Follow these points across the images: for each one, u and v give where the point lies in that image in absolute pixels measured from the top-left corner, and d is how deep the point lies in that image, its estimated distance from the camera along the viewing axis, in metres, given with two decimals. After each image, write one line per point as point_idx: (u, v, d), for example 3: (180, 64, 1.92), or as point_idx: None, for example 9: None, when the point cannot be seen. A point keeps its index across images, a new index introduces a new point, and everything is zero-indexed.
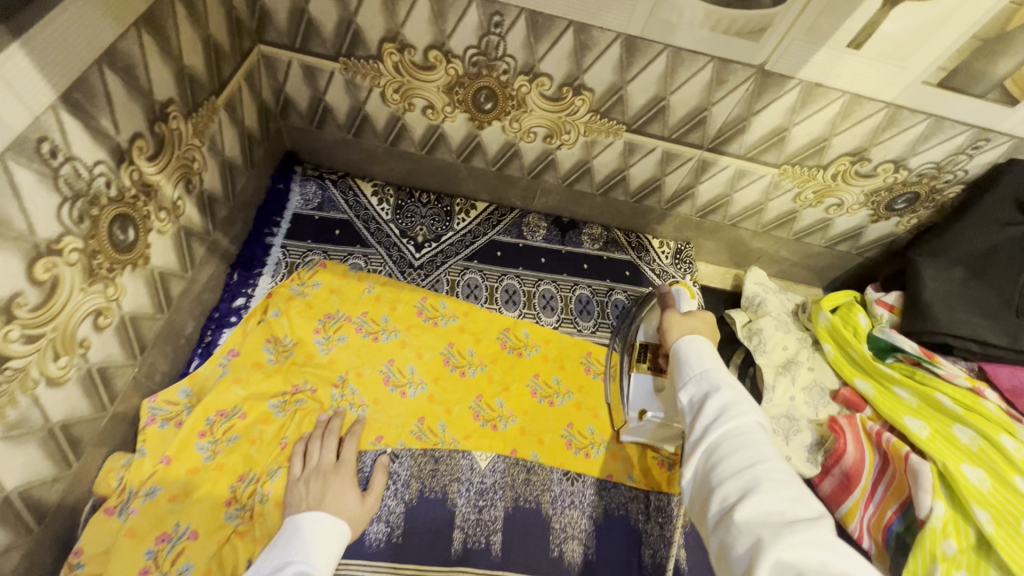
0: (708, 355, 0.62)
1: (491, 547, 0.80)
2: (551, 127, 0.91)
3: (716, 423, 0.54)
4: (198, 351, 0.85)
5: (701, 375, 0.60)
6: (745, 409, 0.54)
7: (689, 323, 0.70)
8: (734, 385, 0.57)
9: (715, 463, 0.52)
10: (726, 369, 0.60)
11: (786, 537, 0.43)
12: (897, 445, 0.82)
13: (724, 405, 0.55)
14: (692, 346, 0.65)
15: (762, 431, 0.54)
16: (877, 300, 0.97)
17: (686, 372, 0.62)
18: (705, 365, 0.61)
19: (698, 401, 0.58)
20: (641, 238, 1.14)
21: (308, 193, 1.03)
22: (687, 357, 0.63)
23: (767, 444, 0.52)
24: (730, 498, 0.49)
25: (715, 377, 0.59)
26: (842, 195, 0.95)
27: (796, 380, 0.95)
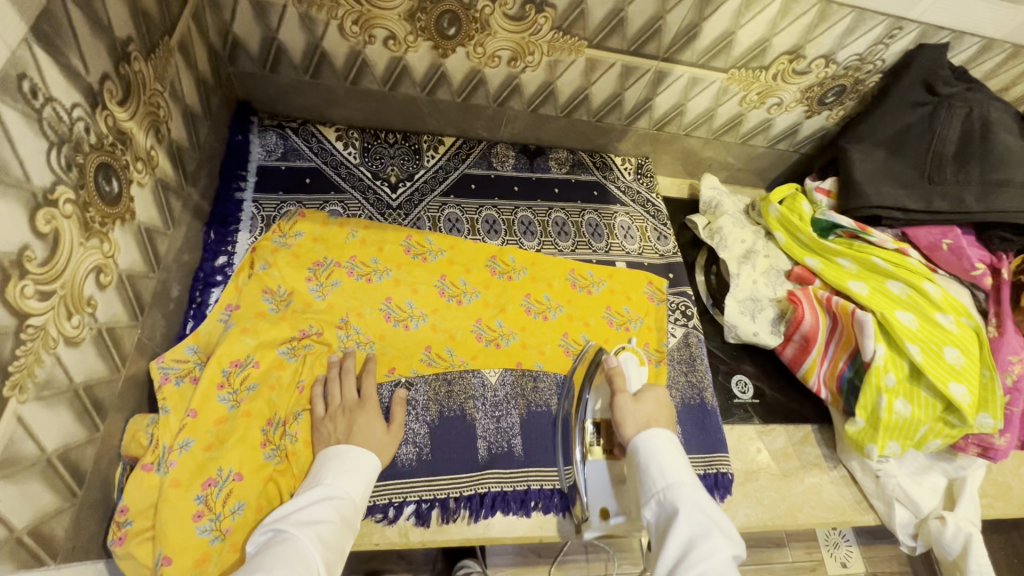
0: (676, 466, 0.69)
1: (514, 449, 0.87)
2: (515, 49, 0.92)
3: (680, 565, 0.59)
4: (191, 312, 0.82)
5: (666, 492, 0.67)
6: (709, 548, 0.59)
7: (644, 408, 0.78)
8: (696, 516, 0.62)
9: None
10: (690, 488, 0.66)
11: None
12: (844, 306, 0.95)
13: (690, 534, 0.61)
14: (657, 447, 0.72)
15: (730, 569, 0.58)
16: (816, 188, 1.08)
17: (650, 488, 0.69)
18: (669, 481, 0.67)
19: (663, 528, 0.64)
20: (604, 158, 1.19)
21: (269, 143, 0.99)
22: (651, 468, 0.70)
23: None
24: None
25: (678, 500, 0.65)
26: (781, 94, 1.05)
27: (756, 267, 1.06)
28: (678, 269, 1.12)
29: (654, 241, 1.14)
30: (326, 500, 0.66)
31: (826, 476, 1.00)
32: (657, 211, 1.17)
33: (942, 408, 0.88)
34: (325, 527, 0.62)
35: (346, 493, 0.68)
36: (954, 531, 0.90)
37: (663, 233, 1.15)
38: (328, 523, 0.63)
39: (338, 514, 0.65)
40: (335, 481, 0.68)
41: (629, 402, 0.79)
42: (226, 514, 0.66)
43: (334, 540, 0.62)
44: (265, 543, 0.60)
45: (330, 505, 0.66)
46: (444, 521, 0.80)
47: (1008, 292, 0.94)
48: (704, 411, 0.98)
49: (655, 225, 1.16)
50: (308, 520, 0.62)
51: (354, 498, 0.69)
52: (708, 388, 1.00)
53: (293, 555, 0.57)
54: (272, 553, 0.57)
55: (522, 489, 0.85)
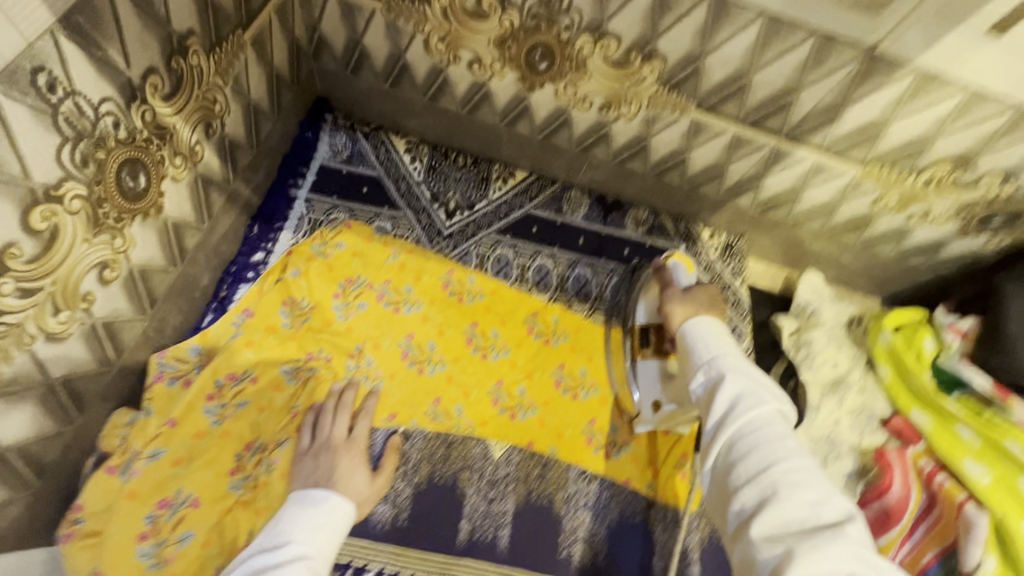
0: (721, 341, 0.62)
1: (498, 541, 0.77)
2: (610, 96, 0.81)
3: (729, 419, 0.55)
4: (212, 306, 0.80)
5: (710, 362, 0.60)
6: (757, 404, 0.54)
7: (693, 300, 0.72)
8: (744, 377, 0.57)
9: (731, 460, 0.53)
10: (736, 358, 0.60)
11: (807, 554, 0.43)
12: (952, 491, 0.75)
13: (738, 394, 0.56)
14: (699, 331, 0.65)
15: (780, 423, 0.54)
16: (949, 324, 0.85)
17: (694, 360, 0.62)
18: (714, 352, 0.61)
19: (708, 394, 0.58)
20: (691, 227, 1.03)
21: (337, 144, 0.96)
22: (694, 345, 0.64)
23: (781, 439, 0.52)
24: (747, 506, 0.49)
25: (723, 366, 0.59)
26: (930, 204, 0.84)
27: (843, 403, 0.87)
28: None
29: None
30: (299, 561, 0.56)
31: None
32: (739, 300, 1.00)
33: None
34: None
35: (319, 552, 0.59)
36: None
37: (739, 328, 0.98)
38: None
39: (314, 574, 0.56)
40: (307, 537, 0.59)
41: (677, 294, 0.74)
42: (172, 540, 0.62)
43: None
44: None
45: (303, 566, 0.56)
46: None
47: None
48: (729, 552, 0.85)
49: (731, 317, 0.99)
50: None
51: (325, 556, 0.60)
52: None
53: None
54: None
55: None
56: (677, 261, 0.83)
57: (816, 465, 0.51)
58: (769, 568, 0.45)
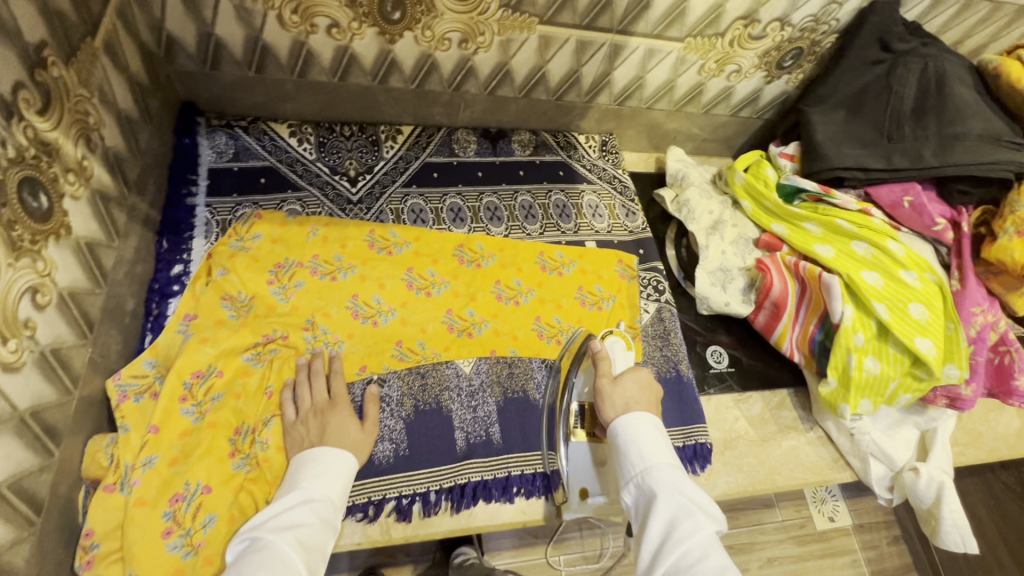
0: (656, 449, 0.69)
1: (492, 437, 0.87)
2: (464, 30, 0.89)
3: (664, 549, 0.60)
4: (150, 325, 0.80)
5: (642, 475, 0.67)
6: (688, 526, 0.60)
7: (623, 388, 0.76)
8: (676, 497, 0.63)
9: None
10: (668, 471, 0.66)
11: None
12: (812, 269, 0.95)
13: (668, 515, 0.62)
14: (634, 430, 0.70)
15: (709, 538, 0.60)
16: (780, 153, 1.08)
17: (628, 471, 0.68)
18: (645, 462, 0.67)
19: (644, 512, 0.64)
20: (568, 137, 1.17)
21: (219, 144, 0.95)
22: (629, 451, 0.69)
23: (710, 557, 0.57)
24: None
25: (656, 485, 0.65)
26: (740, 60, 1.03)
27: (725, 237, 1.06)
28: (648, 245, 1.11)
29: (623, 218, 1.13)
30: (303, 504, 0.65)
31: (803, 437, 1.02)
32: (625, 187, 1.16)
33: (910, 363, 0.89)
34: (303, 530, 0.62)
35: (325, 495, 0.67)
36: (927, 481, 0.91)
37: (632, 209, 1.14)
38: (307, 525, 0.63)
39: (317, 516, 0.65)
40: (311, 484, 0.67)
41: (608, 385, 0.76)
42: (197, 528, 0.65)
43: (314, 543, 0.62)
44: (243, 551, 0.60)
45: (306, 508, 0.65)
46: (426, 515, 0.80)
47: (969, 243, 0.94)
48: (680, 383, 0.99)
49: (623, 202, 1.15)
50: (285, 526, 0.62)
51: (333, 498, 0.67)
52: (684, 359, 1.01)
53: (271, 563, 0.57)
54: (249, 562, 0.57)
55: (503, 476, 0.85)
56: (614, 340, 0.89)
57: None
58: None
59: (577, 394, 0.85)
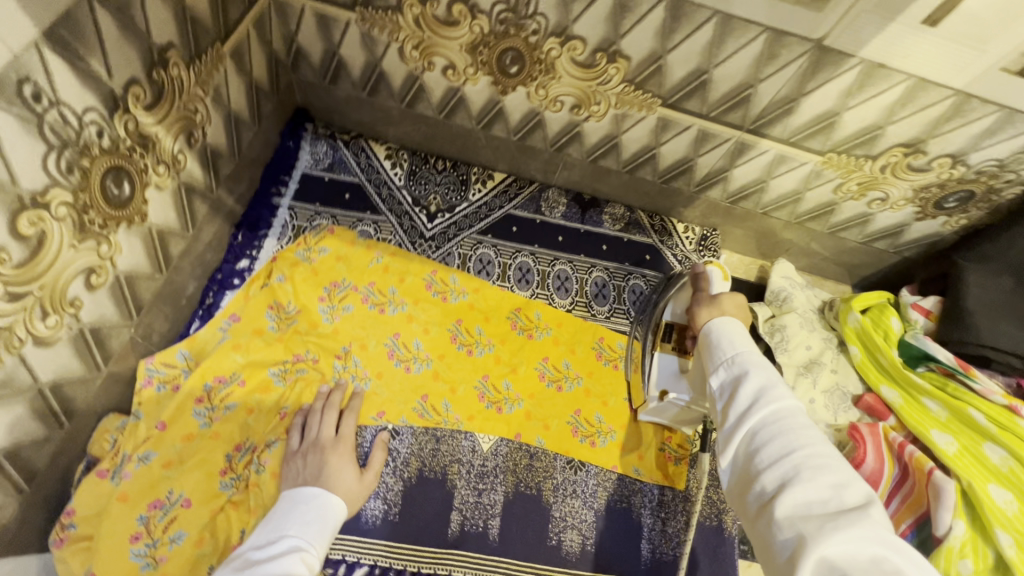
0: (745, 339, 0.60)
1: (488, 531, 0.79)
2: (580, 96, 0.84)
3: (756, 414, 0.51)
4: (199, 313, 0.82)
5: (733, 358, 0.57)
6: (787, 397, 0.51)
7: (719, 304, 0.69)
8: (772, 370, 0.54)
9: (754, 449, 0.50)
10: (761, 354, 0.57)
11: (830, 534, 0.41)
12: (921, 460, 0.78)
13: (761, 389, 0.53)
14: (724, 329, 0.62)
15: (805, 414, 0.51)
16: (913, 304, 0.90)
17: (717, 356, 0.59)
18: (739, 348, 0.58)
19: (728, 389, 0.55)
20: (665, 221, 1.07)
21: (318, 153, 0.98)
22: (720, 341, 0.60)
23: (807, 429, 0.49)
24: (769, 488, 0.47)
25: (749, 361, 0.56)
26: (888, 189, 0.88)
27: (817, 383, 0.90)
28: None
29: None
30: (295, 552, 0.58)
31: None
32: None
33: None
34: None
35: (313, 545, 0.62)
36: None
37: None
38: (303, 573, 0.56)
39: (307, 567, 0.58)
40: (301, 532, 0.62)
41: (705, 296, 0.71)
42: (165, 541, 0.63)
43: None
44: None
45: (298, 557, 0.58)
46: None
47: None
48: (720, 536, 0.87)
49: None
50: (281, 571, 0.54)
51: (319, 550, 0.62)
52: (730, 511, 0.87)
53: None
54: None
55: None
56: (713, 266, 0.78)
57: (840, 457, 0.48)
58: (789, 553, 0.43)
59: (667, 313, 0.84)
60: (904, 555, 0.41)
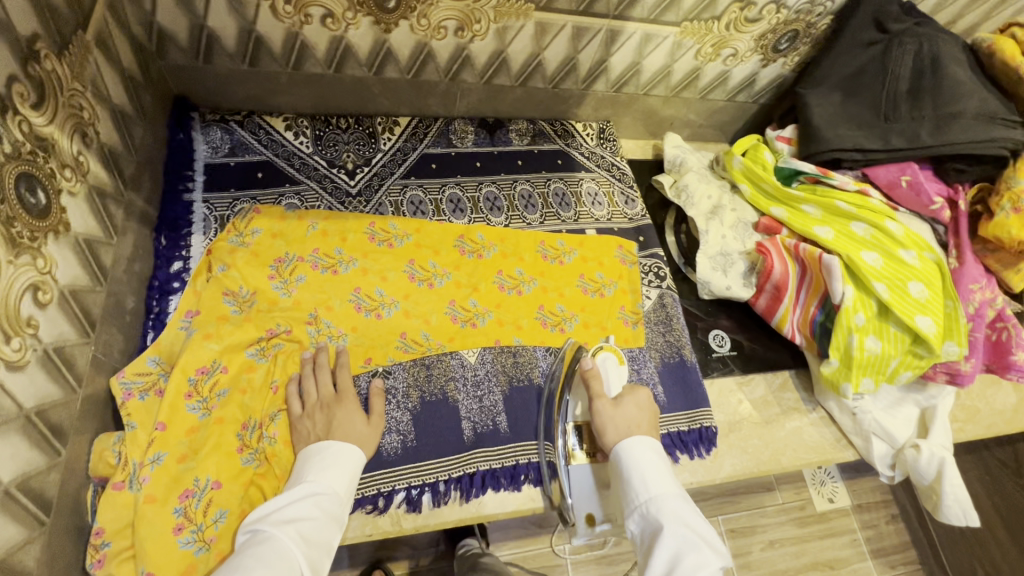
0: (658, 477, 0.70)
1: (499, 426, 0.87)
2: (460, 18, 0.89)
3: None
4: (151, 323, 0.79)
5: (647, 506, 0.68)
6: (694, 562, 0.61)
7: (624, 412, 0.79)
8: (680, 530, 0.64)
9: None
10: (671, 501, 0.67)
11: None
12: (812, 251, 0.95)
13: (673, 551, 0.62)
14: (637, 456, 0.73)
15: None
16: (778, 137, 1.08)
17: (633, 502, 0.69)
18: (650, 494, 0.68)
19: (647, 543, 0.65)
20: (565, 125, 1.16)
21: (214, 140, 0.94)
22: (633, 479, 0.71)
23: None
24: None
25: (661, 515, 0.66)
26: (736, 44, 1.03)
27: (724, 222, 1.06)
28: (648, 232, 1.11)
29: (622, 205, 1.13)
30: (308, 499, 0.64)
31: (806, 418, 1.03)
32: (623, 175, 1.16)
33: (910, 341, 0.91)
34: (307, 525, 0.61)
35: (331, 489, 0.66)
36: (929, 457, 0.92)
37: (631, 196, 1.14)
38: (311, 521, 0.62)
39: (321, 510, 0.64)
40: (318, 477, 0.67)
41: (608, 407, 0.79)
42: (209, 523, 0.64)
43: (318, 538, 0.61)
44: (245, 543, 0.59)
45: (313, 502, 0.64)
46: (436, 505, 0.80)
47: (966, 222, 0.96)
48: (684, 368, 1.00)
49: (621, 189, 1.15)
50: (290, 519, 0.61)
51: (337, 492, 0.67)
52: (687, 345, 1.01)
53: (272, 554, 0.56)
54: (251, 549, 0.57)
55: (511, 464, 0.85)
56: (604, 355, 0.91)
57: None
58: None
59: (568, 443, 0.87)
60: None
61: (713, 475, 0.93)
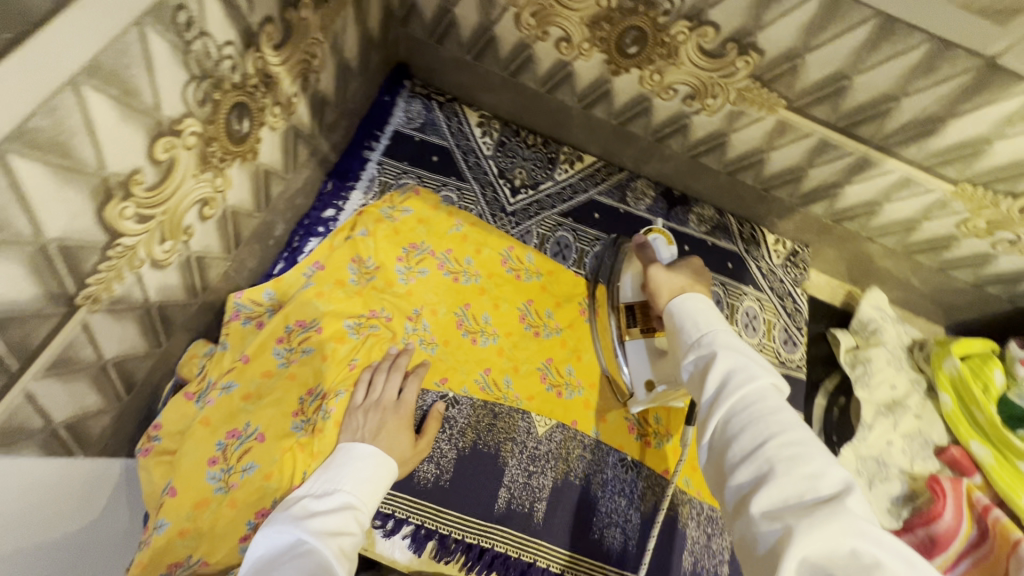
0: (709, 316, 0.56)
1: (534, 513, 0.78)
2: (696, 86, 0.80)
3: (722, 394, 0.48)
4: (285, 255, 0.84)
5: (701, 339, 0.54)
6: (751, 379, 0.48)
7: (677, 277, 0.64)
8: (738, 355, 0.50)
9: (727, 437, 0.46)
10: (728, 332, 0.53)
11: (806, 531, 0.37)
12: (1007, 527, 0.72)
13: (729, 372, 0.49)
14: (687, 306, 0.59)
15: (776, 397, 0.47)
16: (1022, 359, 0.84)
17: (684, 339, 0.56)
18: (704, 330, 0.55)
19: (700, 371, 0.52)
20: (755, 230, 1.02)
21: (412, 111, 0.98)
22: (684, 321, 0.57)
23: (778, 413, 0.46)
24: (746, 483, 0.43)
25: (716, 342, 0.52)
26: (1021, 231, 0.80)
27: (898, 426, 0.85)
28: (795, 386, 0.94)
29: (778, 343, 0.96)
30: (346, 512, 0.57)
31: None
32: (796, 309, 0.99)
33: None
34: (346, 539, 0.55)
35: (366, 505, 0.61)
36: None
37: (794, 337, 0.97)
38: (349, 535, 0.56)
39: (357, 526, 0.58)
40: (356, 489, 0.61)
41: (662, 274, 0.65)
42: (237, 470, 0.65)
43: (353, 555, 0.55)
44: (280, 548, 0.51)
45: (349, 517, 0.58)
46: (436, 558, 0.74)
47: None
48: None
49: (786, 325, 0.98)
50: (329, 529, 0.54)
51: (370, 511, 0.61)
52: None
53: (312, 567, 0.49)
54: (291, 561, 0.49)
55: (526, 560, 0.76)
56: (657, 234, 0.76)
57: (818, 441, 0.44)
58: (769, 545, 0.39)
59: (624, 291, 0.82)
60: (887, 550, 0.36)
61: None
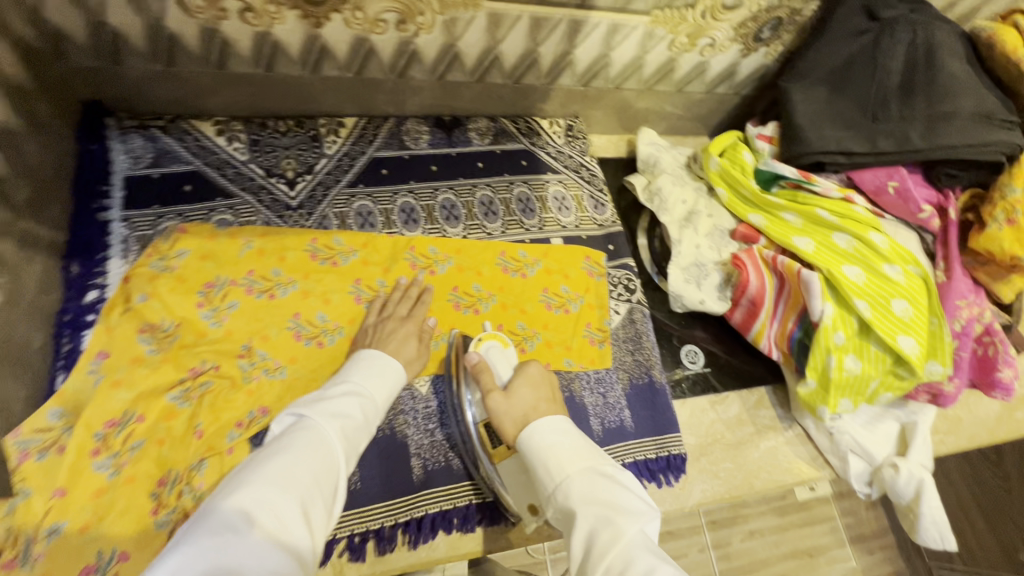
0: (562, 456, 0.65)
1: (451, 462, 0.81)
2: (401, 10, 0.79)
3: (589, 565, 0.56)
4: (61, 363, 0.71)
5: (559, 486, 0.63)
6: (608, 536, 0.56)
7: (517, 400, 0.74)
8: (591, 507, 0.59)
9: None
10: (577, 478, 0.63)
11: None
12: (790, 264, 0.89)
13: (589, 532, 0.58)
14: (539, 439, 0.68)
15: (633, 544, 0.55)
16: (757, 135, 1.00)
17: (547, 489, 0.64)
18: (558, 478, 0.64)
19: (568, 526, 0.61)
20: (530, 122, 1.07)
21: (134, 148, 0.85)
22: (540, 467, 0.66)
23: (638, 566, 0.53)
24: None
25: (570, 497, 0.61)
26: (714, 33, 0.94)
27: (699, 230, 0.99)
28: (618, 239, 1.04)
29: (591, 210, 1.05)
30: (352, 398, 0.69)
31: (781, 437, 0.98)
32: (593, 175, 1.08)
33: (891, 361, 0.85)
34: (346, 420, 0.66)
35: (371, 394, 0.72)
36: (907, 477, 0.88)
37: (600, 200, 1.07)
38: (352, 417, 0.67)
39: (361, 412, 0.69)
40: (362, 380, 0.72)
41: (502, 401, 0.74)
42: None
43: (354, 435, 0.66)
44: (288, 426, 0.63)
45: (356, 403, 0.69)
46: (381, 552, 0.74)
47: (956, 231, 0.89)
48: (653, 390, 0.94)
49: (591, 192, 1.07)
50: (336, 412, 0.66)
51: (377, 399, 0.72)
52: (657, 365, 0.95)
53: (310, 441, 0.60)
54: (295, 434, 0.61)
55: (462, 505, 0.79)
56: (490, 344, 0.86)
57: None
58: None
59: (472, 414, 0.81)
60: None
61: (682, 503, 0.88)
